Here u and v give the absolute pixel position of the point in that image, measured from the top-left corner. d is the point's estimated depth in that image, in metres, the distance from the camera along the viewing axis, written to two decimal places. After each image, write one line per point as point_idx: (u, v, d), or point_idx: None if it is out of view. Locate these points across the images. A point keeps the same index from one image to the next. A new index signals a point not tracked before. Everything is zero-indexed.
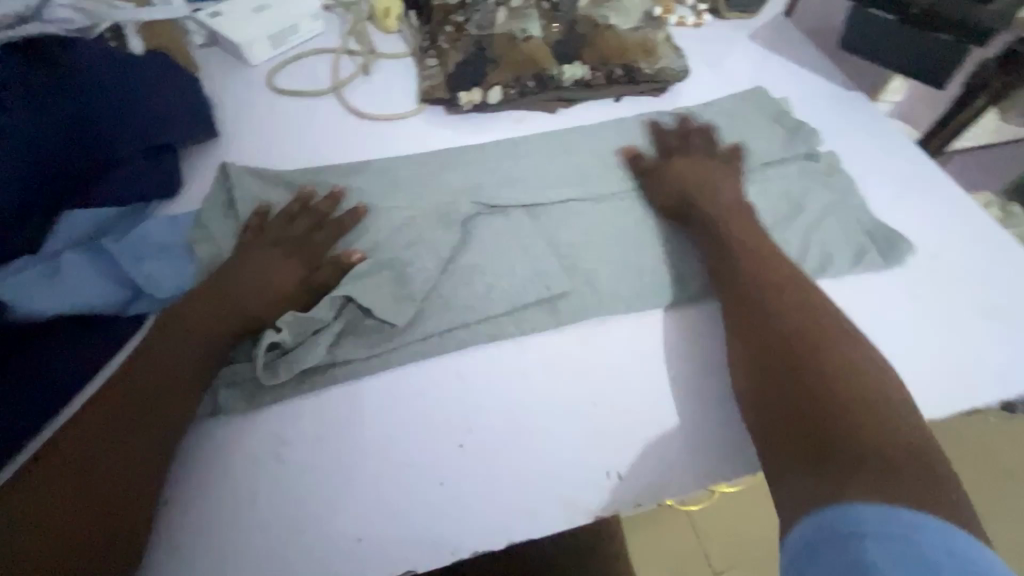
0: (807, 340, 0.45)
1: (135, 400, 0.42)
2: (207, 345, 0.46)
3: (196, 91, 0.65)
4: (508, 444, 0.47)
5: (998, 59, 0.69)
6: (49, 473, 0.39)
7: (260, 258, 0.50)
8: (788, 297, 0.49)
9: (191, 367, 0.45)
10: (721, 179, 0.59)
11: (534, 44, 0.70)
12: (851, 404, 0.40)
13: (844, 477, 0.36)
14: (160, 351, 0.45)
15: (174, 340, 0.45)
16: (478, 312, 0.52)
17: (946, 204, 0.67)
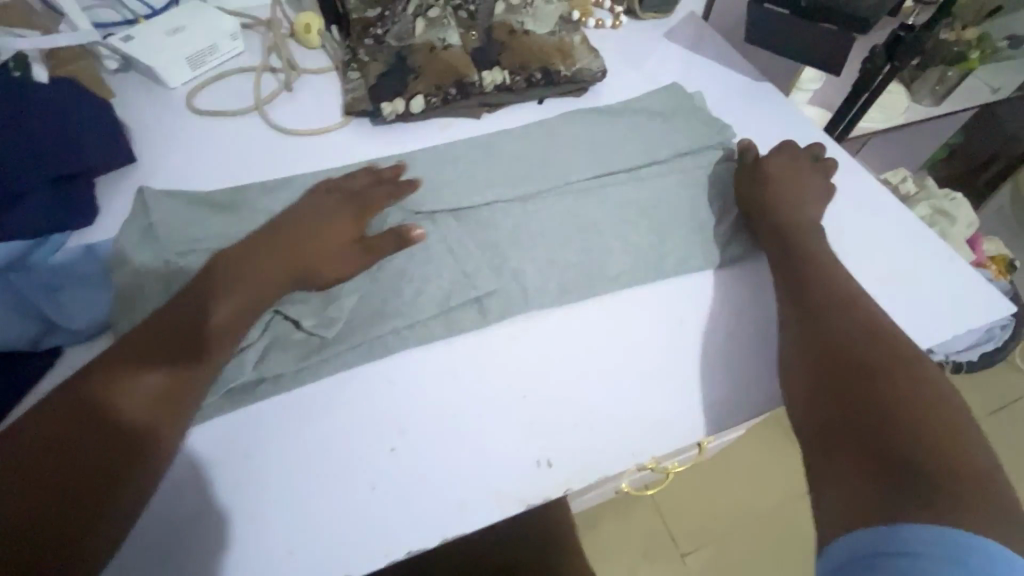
0: (873, 350, 0.47)
1: (138, 392, 0.42)
2: (184, 358, 0.44)
3: (109, 116, 0.64)
4: (440, 443, 0.46)
5: (886, 46, 0.74)
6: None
7: (254, 258, 0.50)
8: (855, 311, 0.50)
9: (163, 381, 0.43)
10: (775, 197, 0.61)
11: (453, 53, 0.72)
12: (913, 412, 0.42)
13: (910, 497, 0.37)
14: (132, 362, 0.43)
15: (147, 351, 0.44)
16: (405, 317, 0.52)
17: (858, 179, 0.70)
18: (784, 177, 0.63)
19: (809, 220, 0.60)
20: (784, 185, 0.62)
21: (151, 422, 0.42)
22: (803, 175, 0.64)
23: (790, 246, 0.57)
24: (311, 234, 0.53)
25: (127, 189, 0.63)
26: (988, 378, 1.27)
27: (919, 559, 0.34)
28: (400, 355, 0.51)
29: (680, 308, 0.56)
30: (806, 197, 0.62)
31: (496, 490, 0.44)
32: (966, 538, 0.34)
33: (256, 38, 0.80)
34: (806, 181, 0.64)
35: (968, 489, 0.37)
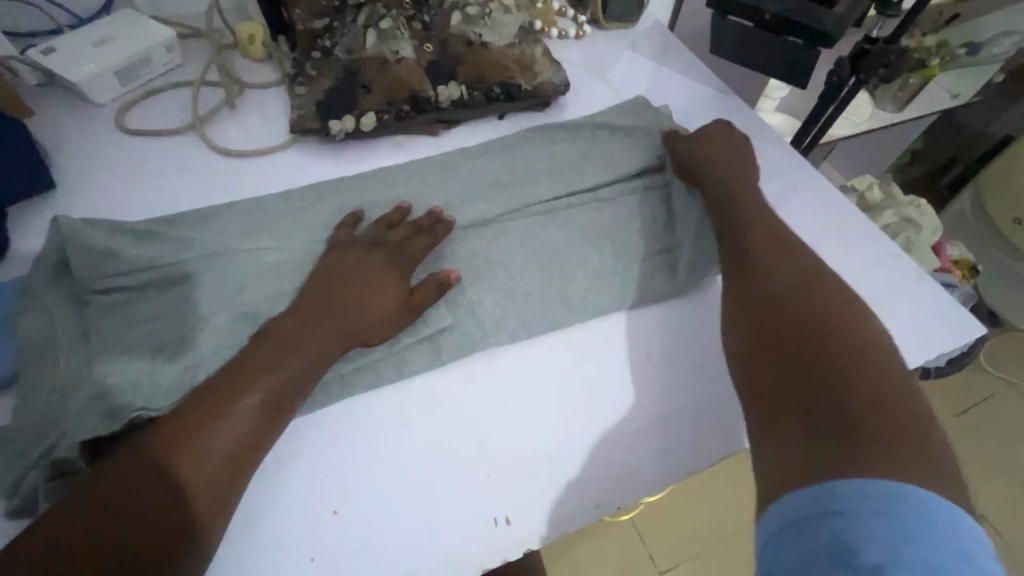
0: (807, 315, 0.44)
1: (210, 440, 0.39)
2: (250, 416, 0.41)
3: (25, 139, 0.59)
4: (389, 502, 0.42)
5: (850, 57, 0.73)
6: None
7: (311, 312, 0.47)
8: (794, 266, 0.49)
9: (226, 441, 0.39)
10: (717, 166, 0.60)
11: (406, 66, 0.67)
12: (842, 362, 0.39)
13: (837, 447, 0.35)
14: (194, 421, 0.39)
15: (210, 409, 0.40)
16: (351, 360, 0.48)
17: (824, 196, 0.69)
18: (720, 157, 0.61)
19: (749, 194, 0.58)
20: (732, 170, 0.60)
21: (212, 486, 0.38)
22: (745, 155, 0.63)
23: (732, 210, 0.56)
24: (363, 285, 0.49)
25: (47, 219, 0.58)
26: (954, 380, 1.28)
27: (847, 515, 0.30)
28: (344, 402, 0.47)
29: (645, 340, 0.54)
30: (747, 173, 0.61)
31: (450, 551, 0.41)
32: (892, 486, 0.31)
33: (195, 49, 0.74)
34: (746, 159, 0.63)
35: (905, 440, 0.34)
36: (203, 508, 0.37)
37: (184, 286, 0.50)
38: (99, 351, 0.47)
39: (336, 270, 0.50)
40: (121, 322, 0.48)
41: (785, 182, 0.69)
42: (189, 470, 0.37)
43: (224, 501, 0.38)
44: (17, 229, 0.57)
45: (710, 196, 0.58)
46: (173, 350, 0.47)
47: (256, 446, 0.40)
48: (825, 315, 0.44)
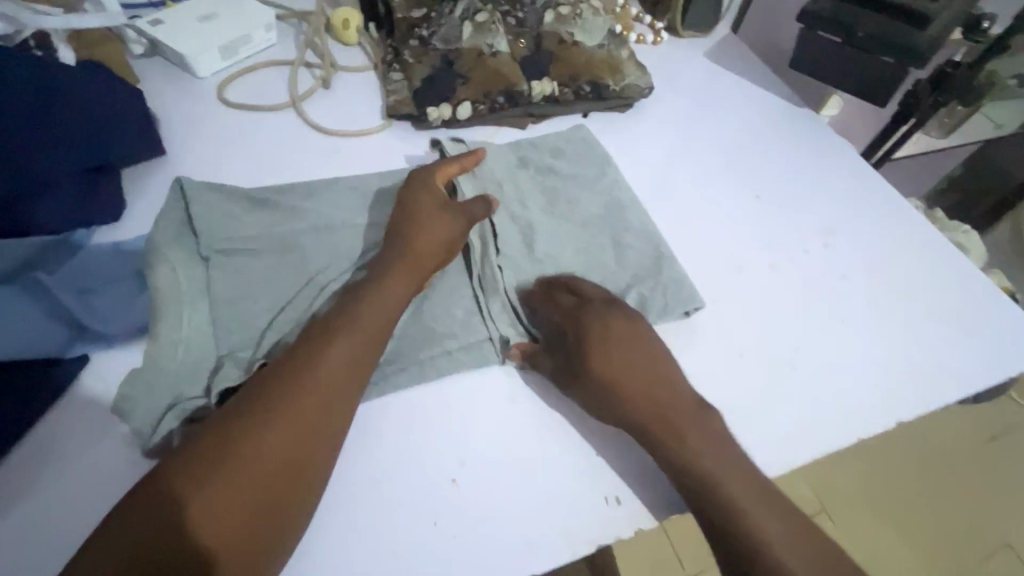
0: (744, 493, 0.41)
1: (261, 459, 0.37)
2: (324, 380, 0.41)
3: (140, 106, 0.61)
4: (504, 476, 0.43)
5: (930, 79, 0.74)
6: (128, 559, 0.33)
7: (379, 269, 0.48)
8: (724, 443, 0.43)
9: (301, 409, 0.39)
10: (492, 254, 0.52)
11: (502, 59, 0.69)
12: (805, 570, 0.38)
13: None
14: (264, 397, 0.39)
15: (279, 385, 0.40)
16: (458, 339, 0.48)
17: (903, 210, 0.69)
18: (619, 345, 0.46)
19: (688, 409, 0.44)
20: (637, 363, 0.46)
21: (296, 452, 0.38)
22: (644, 351, 0.46)
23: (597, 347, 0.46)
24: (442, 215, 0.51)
25: (156, 183, 0.60)
26: (982, 408, 1.29)
27: None
28: (454, 377, 0.48)
29: (735, 338, 0.55)
30: (619, 353, 0.46)
31: (565, 527, 0.42)
32: None
33: (289, 30, 0.76)
34: (651, 356, 0.46)
35: None
36: (293, 473, 0.38)
37: (298, 252, 0.52)
38: (222, 308, 0.47)
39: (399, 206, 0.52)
40: (240, 284, 0.49)
41: (865, 195, 0.70)
42: (270, 442, 0.38)
43: (312, 464, 0.39)
44: (130, 192, 0.59)
45: (669, 417, 0.43)
46: (290, 313, 0.48)
47: (334, 409, 0.40)
48: (790, 531, 0.39)
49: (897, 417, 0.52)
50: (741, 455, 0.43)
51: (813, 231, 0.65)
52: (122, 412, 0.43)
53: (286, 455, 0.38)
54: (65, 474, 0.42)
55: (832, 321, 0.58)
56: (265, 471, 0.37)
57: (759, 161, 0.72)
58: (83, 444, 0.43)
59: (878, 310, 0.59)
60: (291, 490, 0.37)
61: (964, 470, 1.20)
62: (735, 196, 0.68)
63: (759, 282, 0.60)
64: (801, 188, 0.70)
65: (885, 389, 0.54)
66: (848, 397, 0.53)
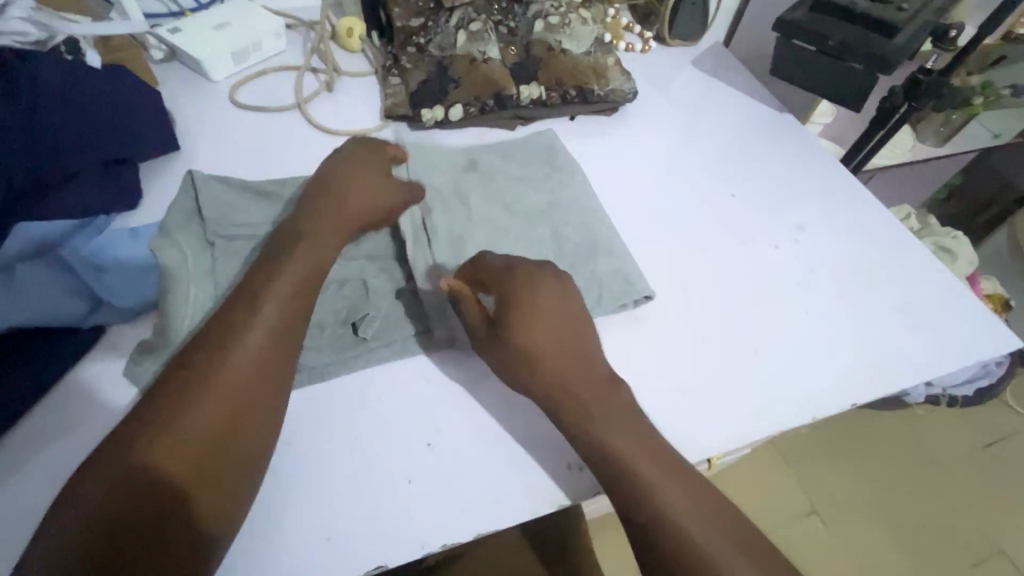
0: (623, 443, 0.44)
1: (203, 412, 0.41)
2: (252, 340, 0.44)
3: (158, 106, 0.66)
4: (475, 441, 0.47)
5: (904, 86, 0.77)
6: (91, 511, 0.37)
7: (307, 224, 0.51)
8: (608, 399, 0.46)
9: (233, 369, 0.43)
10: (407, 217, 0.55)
11: (492, 65, 0.74)
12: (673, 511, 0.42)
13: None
14: (198, 362, 0.42)
15: (211, 349, 0.43)
16: (440, 318, 0.53)
17: (874, 210, 0.72)
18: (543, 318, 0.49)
19: (587, 368, 0.47)
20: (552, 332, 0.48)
21: (234, 408, 0.42)
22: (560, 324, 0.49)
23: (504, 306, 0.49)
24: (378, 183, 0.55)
25: (170, 175, 0.65)
26: (975, 414, 1.30)
27: None
28: (432, 352, 0.52)
29: (703, 325, 0.59)
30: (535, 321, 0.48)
31: (528, 488, 0.45)
32: None
33: (298, 38, 0.82)
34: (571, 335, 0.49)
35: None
36: (234, 428, 0.41)
37: None
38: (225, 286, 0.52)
39: (331, 167, 0.56)
40: (241, 265, 0.54)
41: (838, 195, 0.73)
42: (214, 403, 0.41)
43: (251, 417, 0.42)
44: (147, 183, 0.64)
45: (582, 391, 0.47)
46: None
47: (266, 368, 0.44)
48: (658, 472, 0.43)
49: (853, 400, 0.55)
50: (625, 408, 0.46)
51: (784, 228, 0.68)
52: (133, 376, 0.48)
53: (225, 411, 0.41)
54: (80, 429, 0.47)
55: (797, 311, 0.61)
56: (206, 426, 0.41)
57: (736, 162, 0.75)
58: (97, 404, 0.48)
59: (842, 303, 0.62)
60: (233, 442, 0.41)
61: (957, 473, 1.21)
62: (711, 194, 0.71)
63: (728, 274, 0.63)
64: (775, 188, 0.73)
65: (844, 374, 0.57)
66: (808, 381, 0.56)
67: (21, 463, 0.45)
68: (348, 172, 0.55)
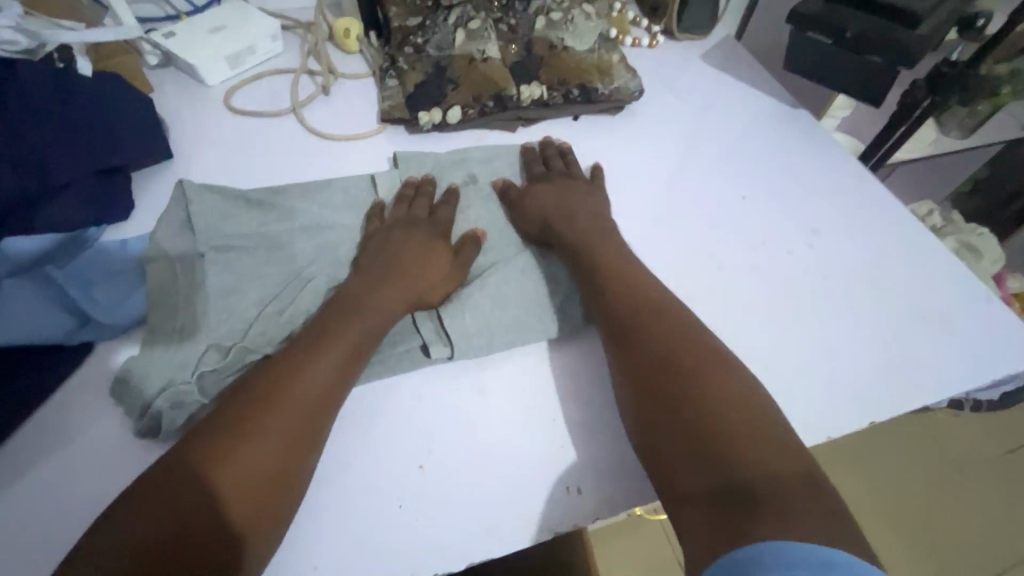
0: (635, 309, 0.49)
1: (268, 437, 0.40)
2: (318, 384, 0.43)
3: (150, 112, 0.65)
4: (469, 462, 0.45)
5: (927, 80, 0.73)
6: (145, 532, 0.35)
7: (380, 279, 0.51)
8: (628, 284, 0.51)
9: (299, 411, 0.42)
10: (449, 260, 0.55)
11: (492, 65, 0.72)
12: (683, 364, 0.44)
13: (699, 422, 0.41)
14: (262, 402, 0.41)
15: (278, 388, 0.42)
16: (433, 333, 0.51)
17: (893, 212, 0.68)
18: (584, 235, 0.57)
19: (608, 258, 0.54)
20: (587, 241, 0.55)
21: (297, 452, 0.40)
22: (599, 235, 0.57)
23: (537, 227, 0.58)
24: (441, 269, 0.54)
25: (162, 184, 0.64)
26: (1001, 417, 1.25)
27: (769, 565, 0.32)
28: (426, 367, 0.50)
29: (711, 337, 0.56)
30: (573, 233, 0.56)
31: (526, 513, 0.43)
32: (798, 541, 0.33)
33: (295, 40, 0.81)
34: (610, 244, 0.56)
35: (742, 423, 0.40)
36: (290, 468, 0.40)
37: (287, 250, 0.55)
38: (214, 301, 0.51)
39: (395, 241, 0.55)
40: (231, 277, 0.52)
41: (855, 195, 0.69)
42: (276, 424, 0.40)
43: (308, 459, 0.41)
44: (138, 193, 0.63)
45: (605, 273, 0.52)
46: (274, 305, 0.51)
47: (330, 416, 0.43)
48: (664, 331, 0.47)
49: (870, 416, 0.52)
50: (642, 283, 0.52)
51: (798, 231, 0.65)
52: (118, 392, 0.47)
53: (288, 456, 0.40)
54: (66, 449, 0.46)
55: (812, 320, 0.58)
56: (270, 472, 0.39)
57: (748, 162, 0.72)
58: (82, 424, 0.47)
59: (860, 311, 0.59)
60: (293, 490, 0.39)
61: (981, 478, 1.16)
62: (720, 196, 0.68)
63: (739, 282, 0.60)
64: (790, 189, 0.70)
65: (861, 388, 0.54)
66: (823, 395, 0.53)
67: (7, 486, 0.44)
68: (419, 252, 0.54)
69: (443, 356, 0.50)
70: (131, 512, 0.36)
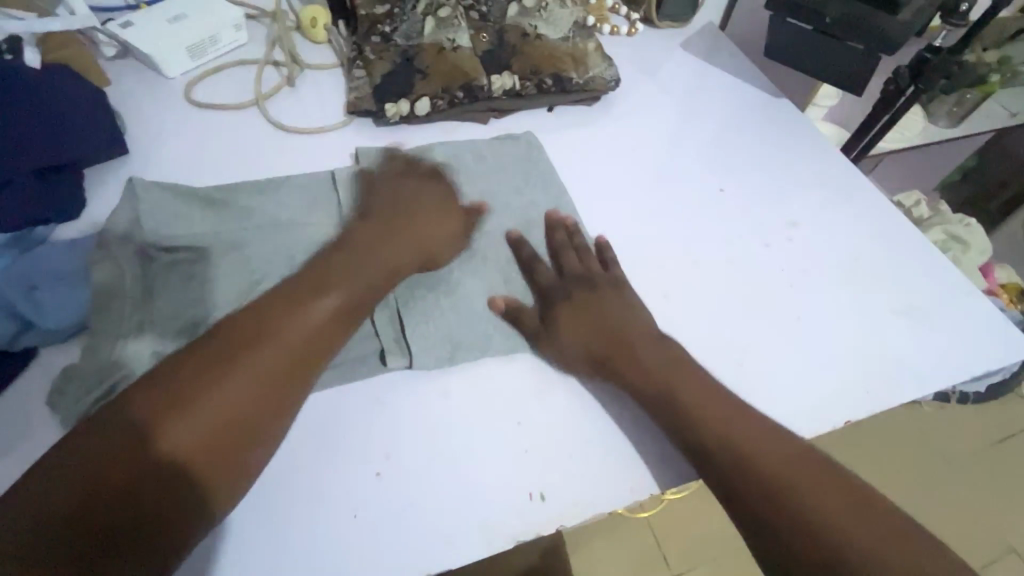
0: (652, 359, 0.47)
1: (224, 412, 0.39)
2: (242, 398, 0.39)
3: (102, 106, 0.62)
4: (428, 467, 0.44)
5: (910, 67, 0.71)
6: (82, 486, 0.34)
7: (366, 254, 0.50)
8: (632, 323, 0.50)
9: (217, 427, 0.38)
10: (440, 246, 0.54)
11: (462, 54, 0.69)
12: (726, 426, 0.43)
13: (773, 495, 0.39)
14: (174, 404, 0.38)
15: (196, 394, 0.38)
16: (392, 334, 0.49)
17: (875, 204, 0.67)
18: (628, 339, 0.49)
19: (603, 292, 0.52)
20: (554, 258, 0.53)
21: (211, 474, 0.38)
22: (639, 334, 0.49)
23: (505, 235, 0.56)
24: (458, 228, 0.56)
25: (115, 181, 0.61)
26: (990, 407, 1.24)
27: None
28: (384, 374, 0.48)
29: (685, 336, 0.54)
30: (612, 339, 0.49)
31: (484, 522, 0.42)
32: None
33: (261, 30, 0.78)
34: (657, 347, 0.48)
35: (806, 483, 0.40)
36: (242, 446, 0.39)
37: (242, 249, 0.53)
38: (163, 304, 0.49)
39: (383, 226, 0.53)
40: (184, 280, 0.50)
41: (835, 187, 0.68)
42: (234, 399, 0.39)
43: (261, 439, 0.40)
44: (89, 191, 0.61)
45: (685, 403, 0.44)
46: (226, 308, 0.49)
47: (256, 433, 0.40)
48: (688, 381, 0.46)
49: (848, 416, 0.51)
50: (641, 322, 0.50)
51: (776, 223, 0.63)
52: (57, 404, 0.45)
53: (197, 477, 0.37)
54: (5, 462, 0.43)
55: (790, 317, 0.56)
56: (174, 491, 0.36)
57: (727, 153, 0.70)
58: (22, 434, 0.45)
59: (840, 306, 0.57)
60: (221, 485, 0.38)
61: (970, 470, 1.16)
62: (698, 188, 0.66)
63: (715, 277, 0.58)
64: (770, 180, 0.68)
65: (839, 387, 0.52)
66: (801, 394, 0.51)
67: None
68: (412, 229, 0.54)
69: (401, 363, 0.48)
70: (12, 510, 0.33)
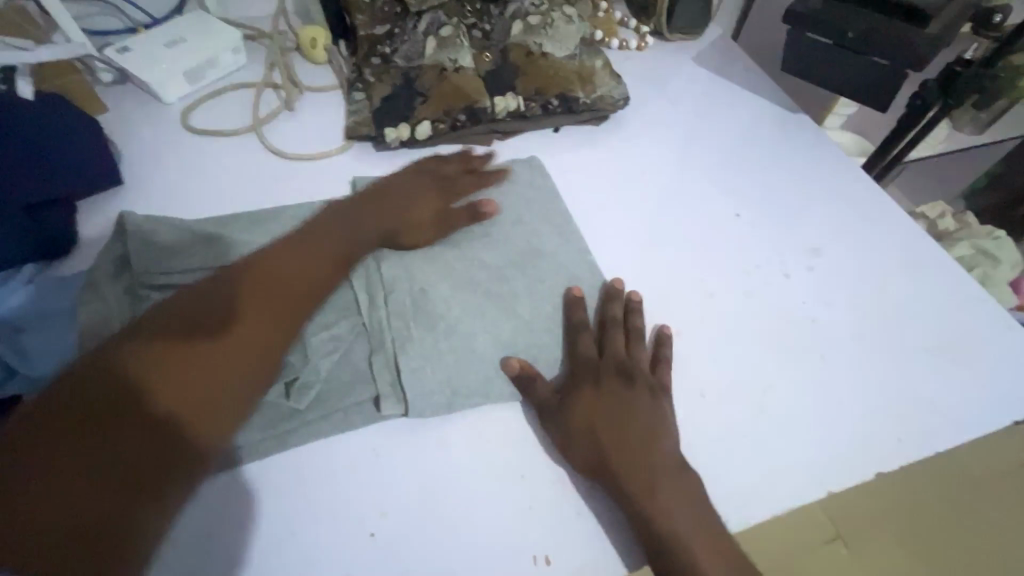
0: (660, 470, 0.42)
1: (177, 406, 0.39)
2: (232, 361, 0.42)
3: (97, 135, 0.60)
4: (425, 527, 0.42)
5: (938, 81, 0.67)
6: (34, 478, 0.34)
7: (336, 238, 0.51)
8: (649, 420, 0.44)
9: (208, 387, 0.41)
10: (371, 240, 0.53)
11: (465, 75, 0.67)
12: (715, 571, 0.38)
13: None
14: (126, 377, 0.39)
15: (181, 346, 0.41)
16: (389, 382, 0.47)
17: (902, 228, 0.63)
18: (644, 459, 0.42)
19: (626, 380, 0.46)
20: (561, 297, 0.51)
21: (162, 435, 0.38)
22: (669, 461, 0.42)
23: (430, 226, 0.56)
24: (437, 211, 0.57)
25: (110, 213, 0.60)
26: None
27: None
28: (379, 422, 0.46)
29: (699, 377, 0.51)
30: (639, 477, 0.41)
31: None
32: None
33: (260, 51, 0.76)
34: (681, 484, 0.41)
35: None
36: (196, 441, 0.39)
37: None
38: None
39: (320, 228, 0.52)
40: None
41: (858, 210, 0.64)
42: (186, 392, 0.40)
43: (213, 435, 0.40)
44: (82, 224, 0.59)
45: (685, 550, 0.39)
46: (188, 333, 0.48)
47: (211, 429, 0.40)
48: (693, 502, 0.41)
49: (878, 467, 0.47)
50: (662, 420, 0.45)
51: (796, 252, 0.60)
52: None
53: (178, 431, 0.39)
54: None
55: (813, 355, 0.53)
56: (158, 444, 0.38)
57: (743, 174, 0.67)
58: None
59: (866, 342, 0.54)
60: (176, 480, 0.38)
61: None
62: (713, 213, 0.63)
63: (731, 311, 0.55)
64: (788, 204, 0.64)
65: (866, 433, 0.49)
66: (825, 440, 0.48)
67: None
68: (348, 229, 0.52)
69: (396, 411, 0.46)
70: None
